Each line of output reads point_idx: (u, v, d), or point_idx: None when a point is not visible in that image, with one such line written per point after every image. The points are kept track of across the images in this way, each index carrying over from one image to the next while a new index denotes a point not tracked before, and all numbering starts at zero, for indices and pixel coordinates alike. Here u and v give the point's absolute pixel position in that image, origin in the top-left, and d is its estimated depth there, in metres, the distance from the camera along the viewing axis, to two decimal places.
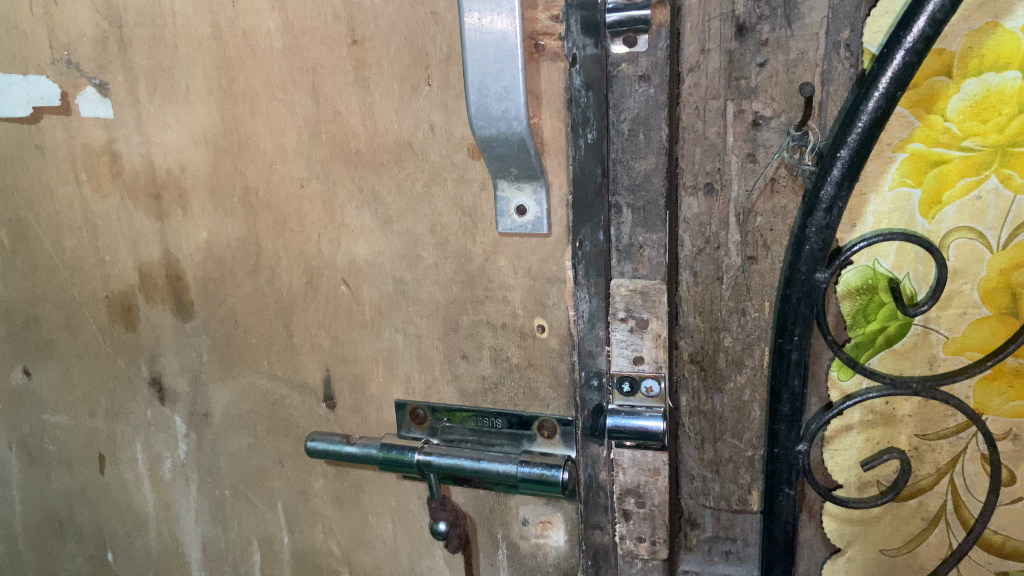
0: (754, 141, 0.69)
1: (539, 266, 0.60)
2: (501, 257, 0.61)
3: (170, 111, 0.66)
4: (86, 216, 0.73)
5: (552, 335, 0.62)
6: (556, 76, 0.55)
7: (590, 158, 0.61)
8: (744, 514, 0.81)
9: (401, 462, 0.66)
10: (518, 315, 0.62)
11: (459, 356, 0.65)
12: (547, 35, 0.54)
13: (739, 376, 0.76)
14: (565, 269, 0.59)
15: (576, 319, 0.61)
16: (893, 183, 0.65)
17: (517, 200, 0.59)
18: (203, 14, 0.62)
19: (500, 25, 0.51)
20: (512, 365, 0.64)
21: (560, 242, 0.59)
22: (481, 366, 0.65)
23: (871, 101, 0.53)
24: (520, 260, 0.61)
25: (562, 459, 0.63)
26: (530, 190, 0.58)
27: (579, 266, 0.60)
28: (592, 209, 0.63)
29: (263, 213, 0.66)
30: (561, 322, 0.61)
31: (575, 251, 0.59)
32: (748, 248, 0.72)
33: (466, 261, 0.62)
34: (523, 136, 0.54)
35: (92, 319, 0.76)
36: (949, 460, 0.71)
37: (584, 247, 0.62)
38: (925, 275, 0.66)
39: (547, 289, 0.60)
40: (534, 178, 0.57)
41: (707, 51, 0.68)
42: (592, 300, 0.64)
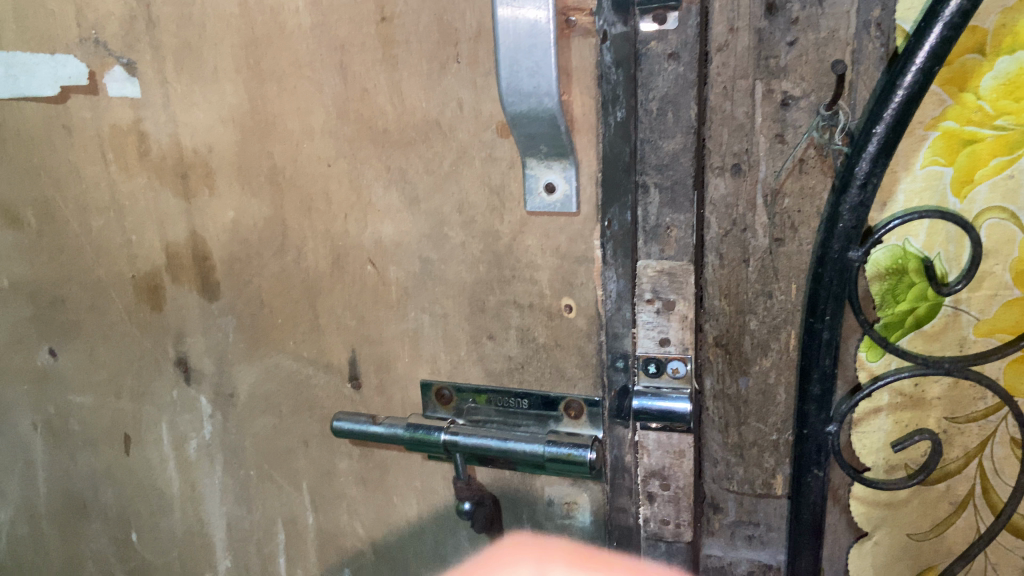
0: (783, 122, 0.68)
1: (567, 246, 0.60)
2: (529, 236, 0.61)
3: (198, 90, 0.66)
4: (113, 196, 0.73)
5: (580, 316, 0.62)
6: (586, 52, 0.55)
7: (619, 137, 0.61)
8: (768, 498, 0.81)
9: (427, 441, 0.66)
10: (545, 295, 0.62)
11: (486, 336, 0.65)
12: (577, 11, 0.54)
13: (764, 359, 0.76)
14: (593, 248, 0.59)
15: (605, 299, 0.61)
16: (925, 162, 0.64)
17: (546, 177, 0.58)
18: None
19: (532, 12, 0.51)
20: (539, 345, 0.64)
21: (589, 221, 0.59)
22: (507, 346, 0.65)
23: (909, 75, 0.52)
24: (548, 239, 0.60)
25: (589, 440, 0.63)
26: (559, 168, 0.58)
27: (608, 245, 0.60)
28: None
29: (289, 192, 0.66)
30: (589, 302, 0.61)
31: (604, 231, 0.59)
32: (775, 230, 0.71)
33: (493, 241, 0.62)
34: (554, 112, 0.54)
35: (119, 299, 0.77)
36: (978, 443, 0.71)
37: (611, 227, 0.59)
38: (956, 256, 0.66)
39: (575, 269, 0.60)
40: (564, 156, 0.57)
41: (736, 30, 0.67)
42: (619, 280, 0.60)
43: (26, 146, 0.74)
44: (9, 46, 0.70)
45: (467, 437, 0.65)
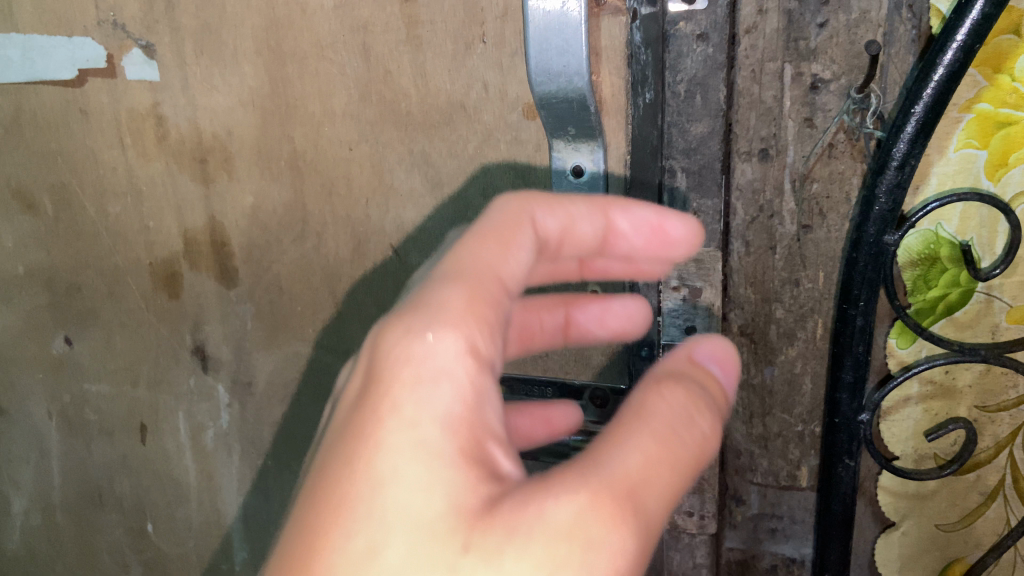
0: (812, 105, 0.67)
1: None
2: None
3: (217, 72, 0.65)
4: (131, 181, 0.72)
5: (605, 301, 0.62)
6: (617, 30, 0.53)
7: (647, 120, 0.60)
8: (793, 491, 0.79)
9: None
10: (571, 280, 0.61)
11: None
12: None
13: (790, 348, 0.74)
14: None
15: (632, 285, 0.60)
16: (959, 145, 0.62)
17: (573, 161, 0.57)
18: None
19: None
20: None
21: None
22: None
23: (949, 53, 0.50)
24: None
25: None
26: (587, 150, 0.56)
27: None
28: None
29: (311, 176, 0.65)
30: None
31: None
32: (803, 216, 0.70)
33: None
34: (584, 92, 0.53)
35: (136, 286, 0.76)
36: (1010, 433, 0.69)
37: None
38: (990, 242, 0.64)
39: None
40: (592, 138, 0.56)
41: (765, 11, 0.65)
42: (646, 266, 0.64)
43: (42, 131, 0.73)
44: (25, 29, 0.69)
45: None
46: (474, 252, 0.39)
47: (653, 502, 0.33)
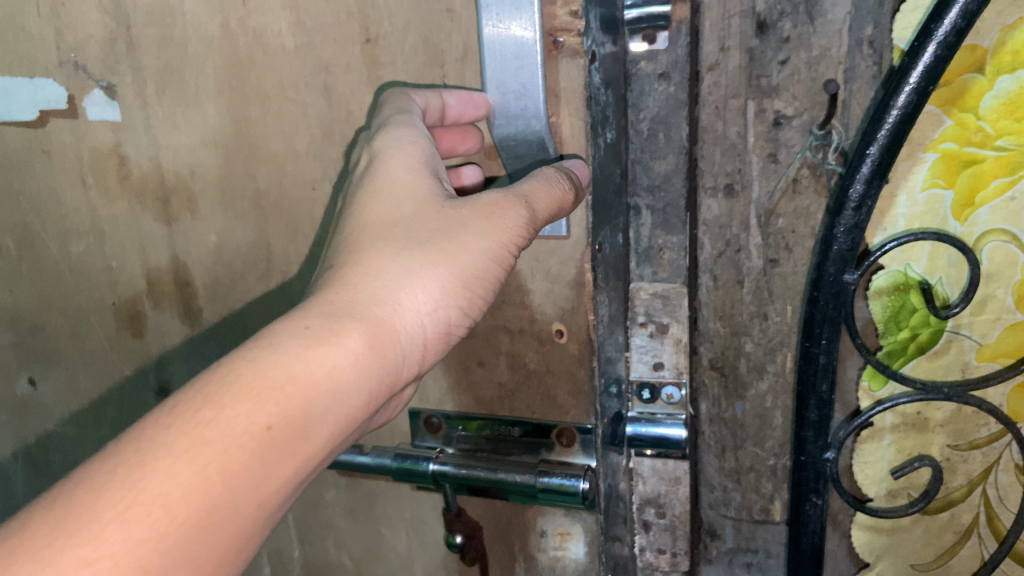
0: (776, 141, 0.67)
1: (559, 269, 0.58)
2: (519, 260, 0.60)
3: (180, 112, 0.65)
4: (94, 221, 0.72)
5: (571, 341, 0.60)
6: (575, 73, 0.51)
7: (610, 158, 0.60)
8: (767, 525, 0.78)
9: (416, 472, 0.65)
10: (536, 319, 0.61)
11: (475, 362, 0.64)
12: (565, 31, 0.51)
13: (760, 382, 0.74)
14: (585, 272, 0.57)
15: (597, 324, 0.59)
16: (925, 186, 0.63)
17: None
18: (214, 13, 0.61)
19: (519, 28, 0.50)
20: (530, 371, 0.62)
21: (580, 242, 0.57)
22: (498, 373, 0.64)
23: (902, 95, 0.51)
24: (539, 262, 0.59)
25: (582, 468, 0.61)
26: None
27: (599, 269, 0.58)
28: (612, 211, 0.62)
29: (274, 215, 0.65)
30: (581, 326, 0.59)
31: (594, 253, 0.57)
32: (770, 251, 0.70)
33: None
34: (542, 134, 0.53)
35: (100, 326, 0.75)
36: (983, 471, 0.69)
37: (604, 249, 0.60)
38: (958, 280, 0.64)
39: (568, 292, 0.58)
40: None
41: (727, 49, 0.66)
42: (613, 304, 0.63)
43: (6, 170, 0.73)
44: None
45: (453, 469, 0.64)
46: (392, 101, 0.53)
47: (536, 194, 0.48)
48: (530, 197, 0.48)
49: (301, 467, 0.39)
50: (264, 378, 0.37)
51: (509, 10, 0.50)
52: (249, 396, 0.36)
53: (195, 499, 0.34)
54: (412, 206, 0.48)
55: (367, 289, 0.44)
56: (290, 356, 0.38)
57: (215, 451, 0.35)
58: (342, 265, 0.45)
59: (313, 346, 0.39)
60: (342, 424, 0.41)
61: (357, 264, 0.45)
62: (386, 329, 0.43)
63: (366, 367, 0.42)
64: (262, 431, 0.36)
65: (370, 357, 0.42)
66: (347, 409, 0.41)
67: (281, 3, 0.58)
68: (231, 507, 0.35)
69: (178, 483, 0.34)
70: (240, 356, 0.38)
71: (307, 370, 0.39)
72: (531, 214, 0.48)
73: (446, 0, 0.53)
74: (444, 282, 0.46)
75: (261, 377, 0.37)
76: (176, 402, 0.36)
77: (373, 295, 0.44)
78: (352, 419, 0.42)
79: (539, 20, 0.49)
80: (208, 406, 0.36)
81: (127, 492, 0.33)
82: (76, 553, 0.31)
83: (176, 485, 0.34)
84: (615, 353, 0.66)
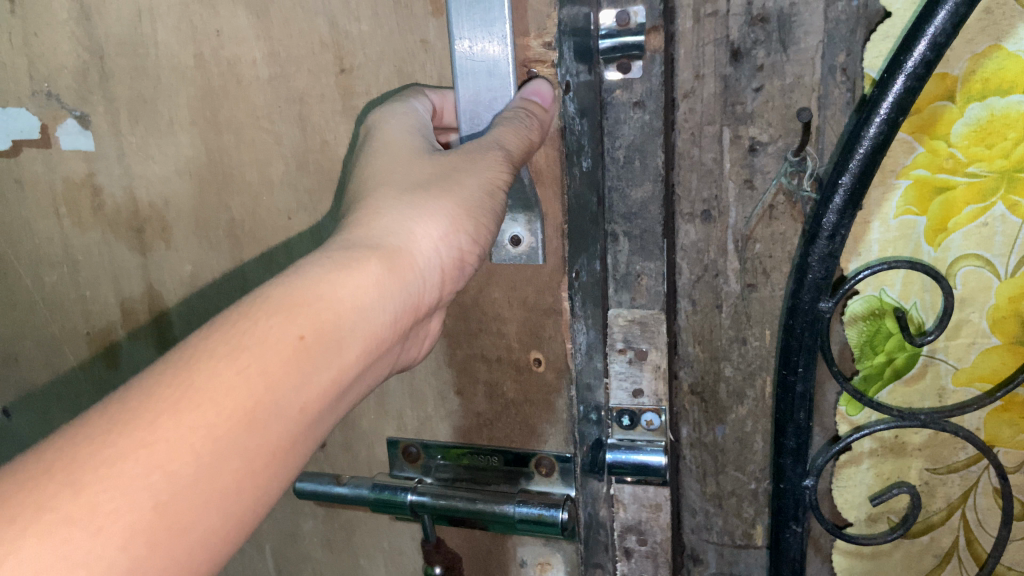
0: (751, 167, 0.68)
1: (535, 297, 0.57)
2: (495, 289, 0.59)
3: (153, 141, 0.64)
4: (66, 251, 0.71)
5: (549, 369, 0.59)
6: (549, 103, 0.52)
7: (585, 186, 0.60)
8: (749, 549, 0.78)
9: (394, 503, 0.65)
10: (513, 348, 0.60)
11: (454, 391, 0.64)
12: (539, 62, 0.51)
13: (740, 407, 0.74)
14: (562, 300, 0.57)
15: (574, 353, 0.58)
16: (898, 212, 0.64)
17: (511, 230, 0.56)
18: (186, 43, 0.60)
19: (493, 52, 0.49)
20: (508, 401, 0.62)
21: (557, 271, 0.56)
22: (476, 402, 0.63)
23: (873, 127, 0.51)
24: (515, 291, 0.58)
25: (561, 499, 0.60)
26: (524, 220, 0.56)
27: (576, 298, 0.57)
28: (588, 239, 0.62)
29: (249, 245, 0.64)
30: (558, 355, 0.58)
31: (572, 282, 0.56)
32: (747, 275, 0.71)
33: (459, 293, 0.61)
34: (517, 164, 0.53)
35: (73, 357, 0.74)
36: (961, 494, 0.69)
37: (581, 277, 0.60)
38: (932, 305, 0.65)
39: (544, 321, 0.58)
40: (529, 208, 0.55)
41: (702, 77, 0.67)
42: (589, 331, 0.63)
43: None
44: None
45: (430, 500, 0.64)
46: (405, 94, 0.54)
47: (505, 135, 0.47)
48: (501, 139, 0.47)
49: (336, 379, 0.40)
50: (293, 297, 0.39)
51: (481, 34, 0.49)
52: (280, 310, 0.38)
53: (240, 396, 0.35)
54: (406, 162, 0.49)
55: (380, 229, 0.46)
56: (315, 280, 0.40)
57: (253, 356, 0.36)
58: (352, 215, 0.47)
59: (335, 273, 0.41)
60: (368, 343, 0.43)
61: (368, 208, 0.47)
62: (401, 258, 0.45)
63: (385, 292, 0.43)
64: (296, 342, 0.38)
65: (387, 285, 0.44)
66: (370, 330, 0.43)
67: (254, 34, 0.58)
68: (271, 411, 0.37)
69: (222, 380, 0.35)
70: (268, 285, 0.40)
71: (332, 291, 0.40)
72: (506, 155, 0.47)
73: (419, 31, 0.53)
74: (454, 214, 0.47)
75: (286, 297, 0.39)
76: (214, 321, 0.38)
77: (383, 233, 0.46)
78: (374, 342, 0.43)
79: (510, 42, 0.49)
80: (244, 319, 0.37)
81: (179, 388, 0.34)
82: (133, 436, 0.32)
83: (223, 382, 0.35)
84: (594, 379, 0.66)
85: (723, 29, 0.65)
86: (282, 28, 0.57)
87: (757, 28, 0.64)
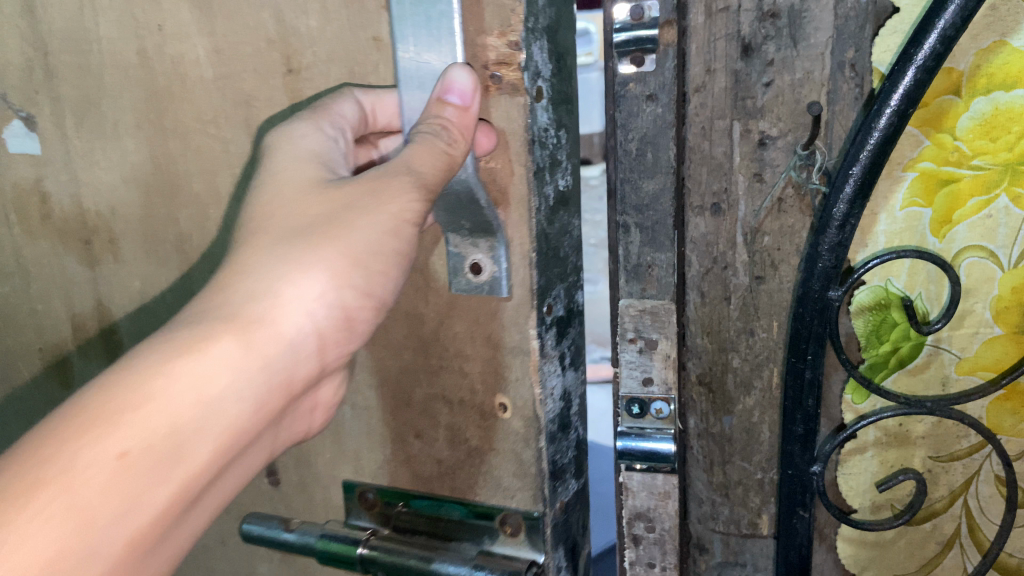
0: (761, 161, 0.69)
1: (499, 334, 0.53)
2: (456, 323, 0.55)
3: (99, 146, 0.66)
4: (18, 260, 0.75)
5: (515, 417, 0.55)
6: (514, 112, 0.48)
7: (562, 209, 0.54)
8: (755, 538, 0.80)
9: (346, 556, 0.62)
10: (477, 391, 0.56)
11: (414, 434, 0.61)
12: (502, 65, 0.47)
13: (747, 398, 0.75)
14: (529, 338, 0.52)
15: (543, 400, 0.53)
16: (905, 204, 0.64)
17: (472, 257, 0.52)
18: (130, 40, 0.61)
19: (439, 61, 0.46)
20: (471, 447, 0.58)
21: (522, 305, 0.52)
22: (437, 446, 0.60)
23: (883, 118, 0.52)
24: (478, 325, 0.54)
25: (526, 564, 0.56)
26: (485, 246, 0.51)
27: (547, 334, 0.53)
28: (569, 265, 0.56)
29: (195, 258, 0.65)
30: (526, 401, 0.54)
31: (541, 317, 0.52)
32: (756, 268, 0.72)
33: (418, 325, 0.57)
34: (472, 184, 0.49)
35: (25, 370, 0.80)
36: (963, 482, 0.71)
37: (557, 309, 0.54)
38: (937, 294, 0.66)
39: (509, 361, 0.54)
40: (490, 233, 0.50)
41: (713, 71, 0.68)
42: (567, 372, 0.56)
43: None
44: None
45: (380, 556, 0.60)
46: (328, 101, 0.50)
47: (419, 155, 0.45)
48: (411, 163, 0.45)
49: (182, 483, 0.38)
50: (113, 406, 0.36)
51: (428, 44, 0.46)
52: (94, 425, 0.36)
53: (46, 541, 0.34)
54: (294, 198, 0.45)
55: (246, 285, 0.42)
56: (139, 381, 0.37)
57: (62, 489, 0.34)
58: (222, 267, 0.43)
59: (165, 368, 0.38)
60: (226, 436, 0.40)
61: (236, 260, 0.43)
62: (261, 332, 0.41)
63: (241, 374, 0.40)
64: (115, 460, 0.36)
65: (244, 366, 0.40)
66: (229, 419, 0.40)
67: (199, 31, 0.58)
68: (99, 540, 0.35)
69: (24, 520, 0.33)
70: (85, 391, 0.37)
71: (161, 389, 0.37)
72: (415, 178, 0.45)
73: (372, 28, 0.51)
74: (329, 275, 0.43)
75: (102, 407, 0.36)
76: (26, 439, 0.36)
77: (249, 292, 0.41)
78: (236, 430, 0.40)
79: (460, 54, 0.46)
80: (55, 442, 0.35)
81: None
82: None
83: (31, 520, 0.34)
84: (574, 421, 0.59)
85: (734, 24, 0.67)
86: (228, 24, 0.56)
87: (767, 24, 0.66)
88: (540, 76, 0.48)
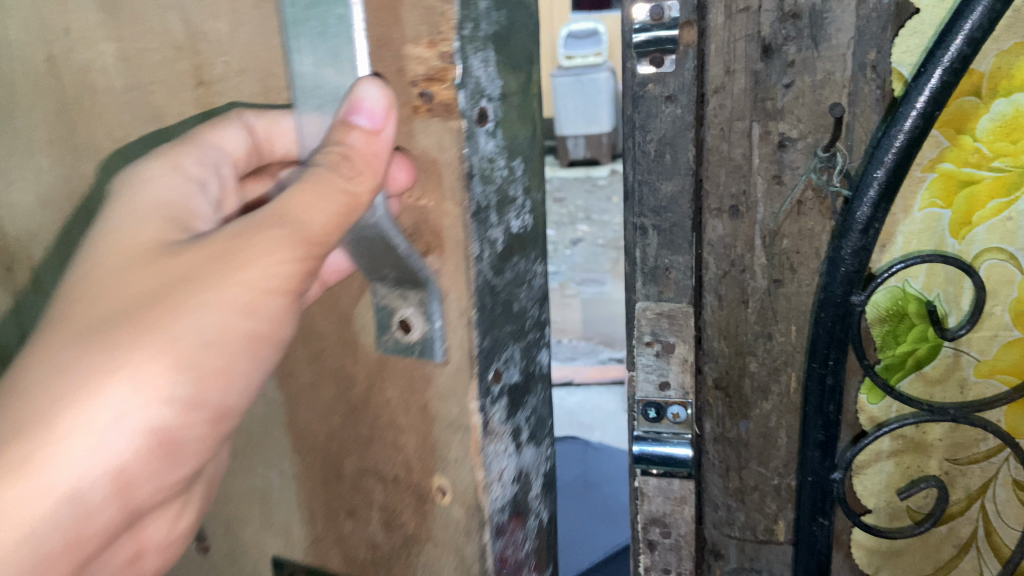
0: (780, 163, 0.68)
1: (433, 403, 0.28)
2: (392, 388, 0.30)
3: (14, 162, 0.41)
4: None
5: (457, 505, 0.29)
6: (449, 137, 0.25)
7: (523, 240, 0.29)
8: (771, 545, 0.79)
9: None
10: (414, 469, 0.30)
11: (344, 511, 0.34)
12: (434, 79, 0.24)
13: (764, 403, 0.75)
14: (470, 412, 0.27)
15: (488, 487, 0.28)
16: (923, 205, 0.64)
17: (400, 311, 0.28)
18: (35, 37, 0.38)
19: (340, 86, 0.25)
20: (407, 536, 0.32)
21: (464, 370, 0.27)
22: (371, 529, 0.33)
23: (909, 120, 0.52)
24: (415, 393, 0.29)
25: None
26: (416, 299, 0.27)
27: (496, 405, 0.28)
28: (513, 313, 0.29)
29: None
30: (466, 486, 0.28)
31: (490, 386, 0.27)
32: (774, 271, 0.71)
33: (347, 386, 0.32)
34: (386, 228, 0.27)
35: None
36: (980, 486, 0.70)
37: (510, 376, 0.29)
38: (956, 297, 0.65)
39: (443, 438, 0.29)
40: (419, 285, 0.27)
41: (733, 72, 0.68)
42: (512, 472, 0.30)
43: None
44: None
45: None
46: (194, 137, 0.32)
47: (309, 203, 0.27)
48: (295, 214, 0.27)
49: None
50: None
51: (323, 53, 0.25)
52: None
53: None
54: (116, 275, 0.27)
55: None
56: None
57: None
58: None
59: None
60: None
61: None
62: (24, 490, 0.24)
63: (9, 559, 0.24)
64: None
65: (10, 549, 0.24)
66: None
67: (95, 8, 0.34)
68: None
69: None
70: None
71: None
72: (296, 235, 0.27)
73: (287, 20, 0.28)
74: (138, 386, 0.25)
75: None
76: None
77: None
78: None
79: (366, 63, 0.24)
80: None
81: None
82: None
83: None
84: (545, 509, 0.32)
85: (755, 25, 0.66)
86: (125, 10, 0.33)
87: (788, 24, 0.65)
88: (486, 89, 0.25)
